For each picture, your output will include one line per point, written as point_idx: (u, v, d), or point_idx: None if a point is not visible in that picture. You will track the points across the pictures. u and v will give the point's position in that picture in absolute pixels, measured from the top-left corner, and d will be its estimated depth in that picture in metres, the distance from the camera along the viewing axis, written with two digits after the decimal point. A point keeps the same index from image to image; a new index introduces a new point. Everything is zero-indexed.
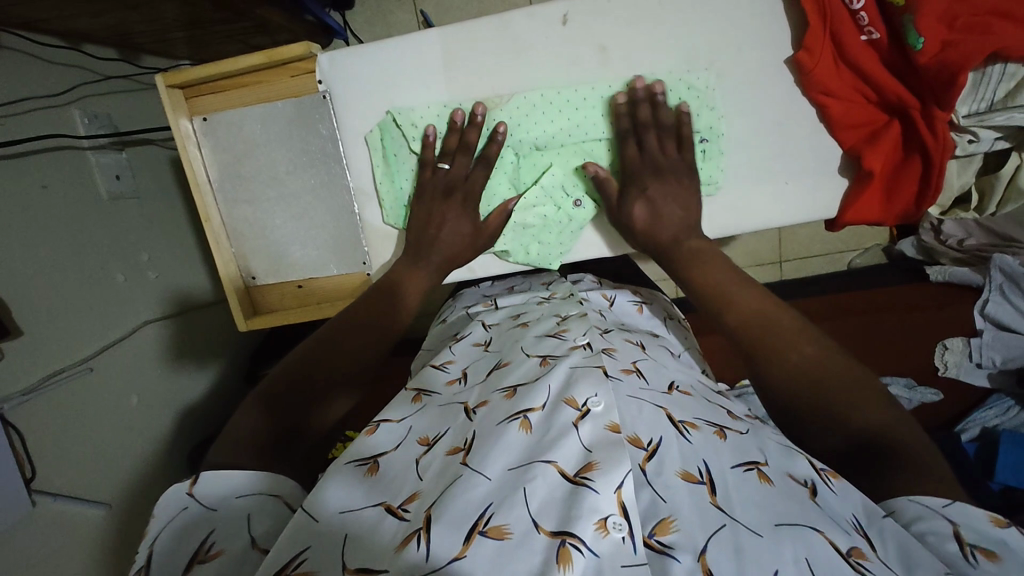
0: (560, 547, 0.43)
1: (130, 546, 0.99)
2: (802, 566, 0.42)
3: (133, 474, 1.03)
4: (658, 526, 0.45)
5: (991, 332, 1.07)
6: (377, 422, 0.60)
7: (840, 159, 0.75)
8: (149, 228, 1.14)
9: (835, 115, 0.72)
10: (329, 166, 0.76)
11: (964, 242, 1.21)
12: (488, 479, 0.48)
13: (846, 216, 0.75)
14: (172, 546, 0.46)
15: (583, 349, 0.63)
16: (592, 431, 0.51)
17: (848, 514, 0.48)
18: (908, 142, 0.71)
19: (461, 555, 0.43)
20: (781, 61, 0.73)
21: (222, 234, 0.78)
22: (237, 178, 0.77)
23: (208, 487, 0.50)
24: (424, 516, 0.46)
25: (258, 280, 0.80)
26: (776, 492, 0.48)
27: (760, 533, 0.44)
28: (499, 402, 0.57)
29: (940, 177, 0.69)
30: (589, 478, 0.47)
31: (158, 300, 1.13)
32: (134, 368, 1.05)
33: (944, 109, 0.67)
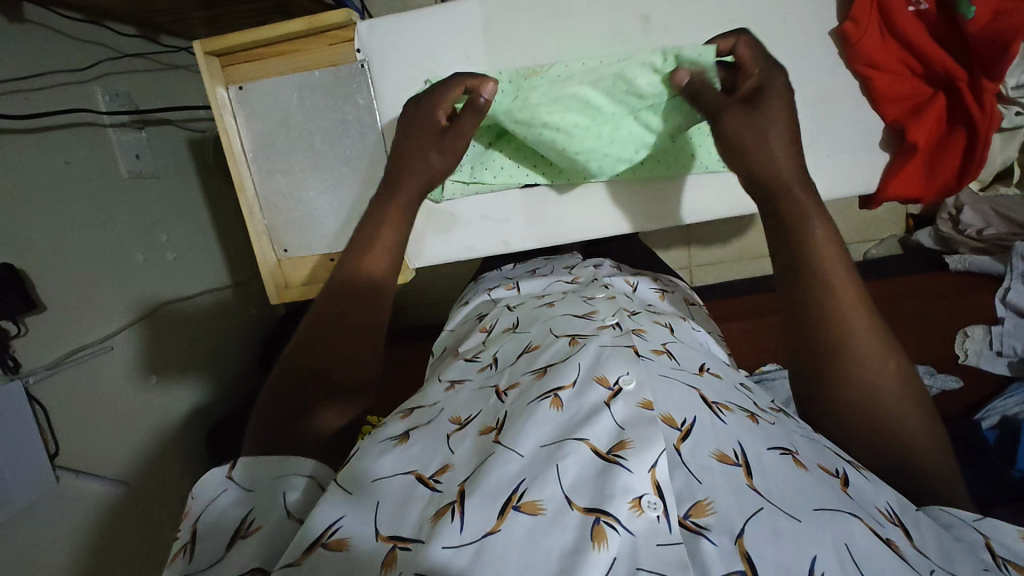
0: (594, 525, 0.42)
1: (148, 526, 0.98)
2: (841, 551, 0.42)
3: (151, 453, 1.02)
4: (693, 507, 0.44)
5: (1012, 320, 1.07)
6: (411, 410, 0.60)
7: (883, 133, 0.75)
8: (168, 208, 1.14)
9: (879, 86, 0.72)
10: (364, 137, 0.75)
11: (983, 231, 1.21)
12: (519, 456, 0.47)
13: (888, 189, 0.74)
14: (214, 524, 0.47)
15: (613, 328, 0.62)
16: (625, 409, 0.50)
17: (880, 502, 0.48)
18: (952, 116, 0.73)
19: (496, 530, 0.42)
20: (825, 33, 0.73)
21: (255, 206, 0.78)
22: (271, 148, 0.76)
23: (244, 471, 0.50)
24: (457, 490, 0.46)
25: (290, 253, 0.80)
26: (811, 477, 0.47)
27: (799, 517, 0.43)
28: (529, 383, 0.56)
29: (984, 151, 0.71)
30: (622, 457, 0.46)
31: (176, 281, 1.13)
32: (154, 347, 1.05)
33: (993, 79, 0.69)
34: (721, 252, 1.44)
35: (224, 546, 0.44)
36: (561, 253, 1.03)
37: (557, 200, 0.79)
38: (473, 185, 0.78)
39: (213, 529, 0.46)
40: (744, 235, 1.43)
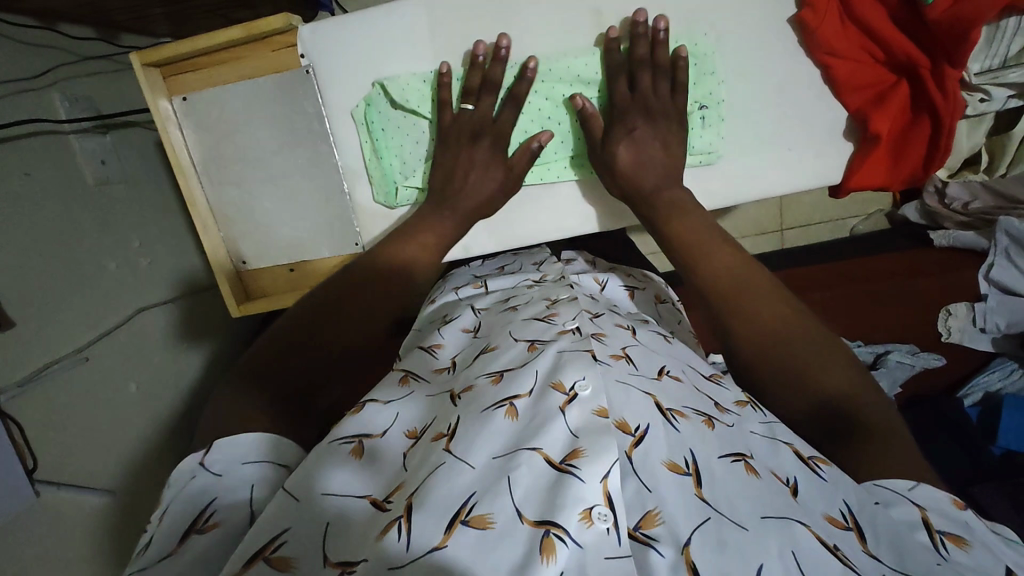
0: (543, 537, 0.41)
1: (134, 531, 0.99)
2: (787, 559, 0.42)
3: (136, 459, 1.03)
4: (642, 518, 0.43)
5: (996, 296, 1.05)
6: (364, 401, 0.57)
7: (845, 124, 0.74)
8: (138, 212, 1.12)
9: (840, 75, 0.70)
10: (317, 145, 0.74)
11: (969, 205, 1.18)
12: (471, 468, 0.45)
13: (851, 181, 0.74)
14: (176, 511, 0.44)
15: (572, 333, 0.60)
16: (580, 416, 0.48)
17: (836, 504, 0.47)
18: (915, 102, 0.71)
19: (443, 544, 0.41)
20: (784, 20, 0.71)
21: (209, 218, 0.76)
22: (220, 160, 0.75)
23: (219, 453, 0.48)
24: (405, 504, 0.44)
25: (249, 264, 0.79)
26: (763, 480, 0.47)
27: (745, 525, 0.43)
28: (484, 388, 0.54)
29: (948, 137, 0.70)
30: (574, 466, 0.44)
31: (151, 286, 1.12)
32: (131, 354, 1.05)
33: (954, 65, 0.67)
34: None
35: (179, 536, 0.43)
36: (530, 250, 1.02)
37: (515, 201, 0.78)
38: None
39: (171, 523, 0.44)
40: (728, 217, 1.42)
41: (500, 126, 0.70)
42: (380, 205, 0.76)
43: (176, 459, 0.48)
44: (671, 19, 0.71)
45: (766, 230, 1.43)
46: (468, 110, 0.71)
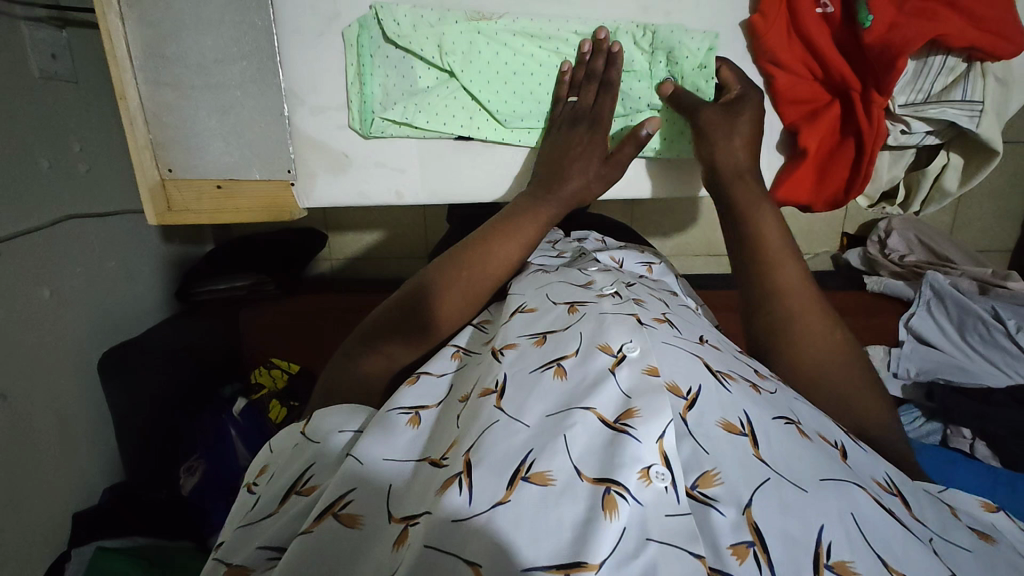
0: (605, 494, 0.43)
1: (22, 441, 0.94)
2: (847, 521, 0.44)
3: (37, 367, 0.98)
4: (701, 478, 0.47)
5: (912, 344, 1.09)
6: (417, 373, 0.61)
7: (780, 133, 0.79)
8: (84, 115, 1.07)
9: (779, 85, 0.75)
10: (262, 63, 0.68)
11: (905, 257, 1.29)
12: (527, 426, 0.48)
13: (781, 190, 0.78)
14: (274, 480, 0.52)
15: (612, 298, 0.67)
16: (629, 375, 0.53)
17: (880, 473, 0.52)
18: (845, 125, 0.75)
19: (505, 500, 0.42)
20: (736, 23, 0.75)
21: (138, 117, 0.67)
22: (156, 57, 0.65)
23: (315, 425, 0.55)
24: (463, 461, 0.46)
25: (175, 173, 0.70)
26: (812, 446, 0.51)
27: (805, 488, 0.46)
28: (529, 349, 0.59)
29: (869, 165, 0.73)
30: (630, 426, 0.48)
31: (82, 193, 1.07)
32: (49, 257, 1.00)
33: (881, 92, 0.70)
34: (660, 246, 1.46)
35: (282, 499, 0.50)
36: None
37: (471, 154, 0.77)
38: (406, 127, 0.73)
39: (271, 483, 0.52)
40: (683, 233, 1.45)
41: (599, 112, 0.73)
42: (353, 130, 0.73)
43: (279, 437, 0.57)
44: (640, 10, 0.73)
45: (717, 252, 1.47)
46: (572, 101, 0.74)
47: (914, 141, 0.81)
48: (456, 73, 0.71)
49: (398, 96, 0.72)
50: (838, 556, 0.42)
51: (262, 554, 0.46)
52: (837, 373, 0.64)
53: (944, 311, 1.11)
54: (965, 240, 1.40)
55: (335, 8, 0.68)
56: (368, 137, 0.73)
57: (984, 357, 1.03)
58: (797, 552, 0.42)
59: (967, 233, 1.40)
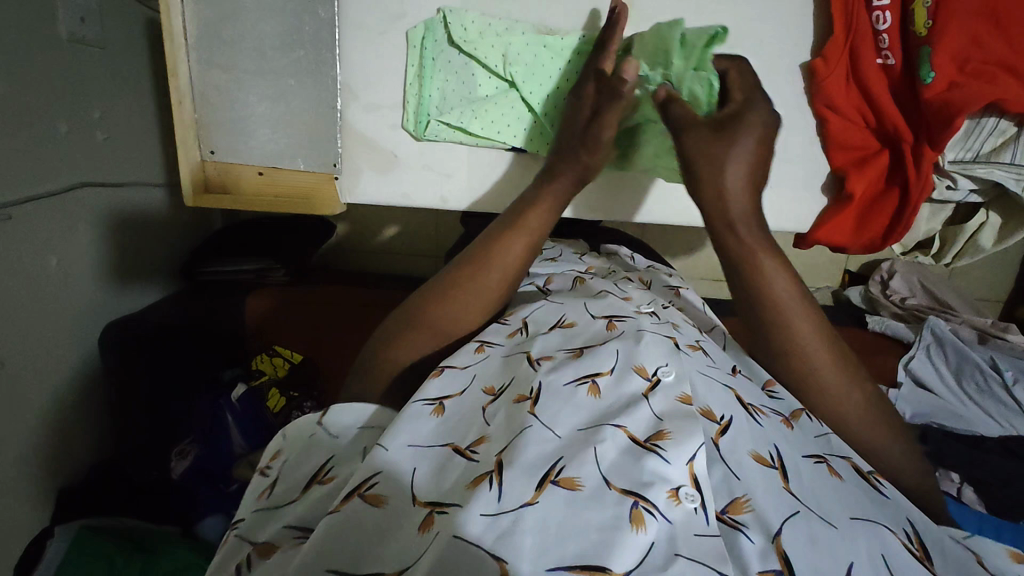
0: (633, 507, 0.43)
1: (15, 411, 0.91)
2: (877, 563, 0.45)
3: (37, 337, 0.95)
4: (731, 504, 0.47)
5: (910, 386, 1.10)
6: (441, 366, 0.60)
7: (827, 177, 0.81)
8: (107, 82, 1.05)
9: (833, 127, 0.77)
10: (320, 51, 0.72)
11: (906, 299, 1.32)
12: (557, 437, 0.48)
13: (817, 232, 0.81)
14: (292, 467, 0.54)
15: (651, 316, 0.67)
16: (662, 402, 0.52)
17: (901, 525, 0.50)
18: (892, 173, 0.78)
19: (533, 501, 0.43)
20: (797, 64, 0.78)
21: (187, 96, 0.72)
22: (216, 40, 0.70)
23: (334, 416, 0.57)
24: (495, 459, 0.47)
25: (216, 155, 0.75)
26: (841, 484, 0.53)
27: (835, 524, 0.47)
28: (565, 360, 0.57)
29: (909, 217, 0.77)
30: (660, 447, 0.47)
31: (98, 162, 1.05)
32: (60, 224, 0.97)
33: (935, 146, 0.74)
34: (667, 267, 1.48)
35: (303, 487, 0.52)
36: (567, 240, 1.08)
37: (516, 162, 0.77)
38: (457, 131, 0.75)
39: (292, 470, 0.54)
40: (693, 256, 1.47)
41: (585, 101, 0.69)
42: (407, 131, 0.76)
43: (294, 424, 0.58)
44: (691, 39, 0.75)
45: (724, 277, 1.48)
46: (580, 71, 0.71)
47: (957, 197, 0.85)
48: (511, 79, 0.73)
49: (456, 101, 0.74)
50: None
51: (288, 531, 0.48)
52: (856, 425, 0.62)
53: (942, 356, 1.14)
54: (962, 285, 1.44)
55: (402, 8, 0.72)
56: (420, 139, 0.76)
57: (977, 403, 1.06)
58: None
59: (965, 279, 1.43)
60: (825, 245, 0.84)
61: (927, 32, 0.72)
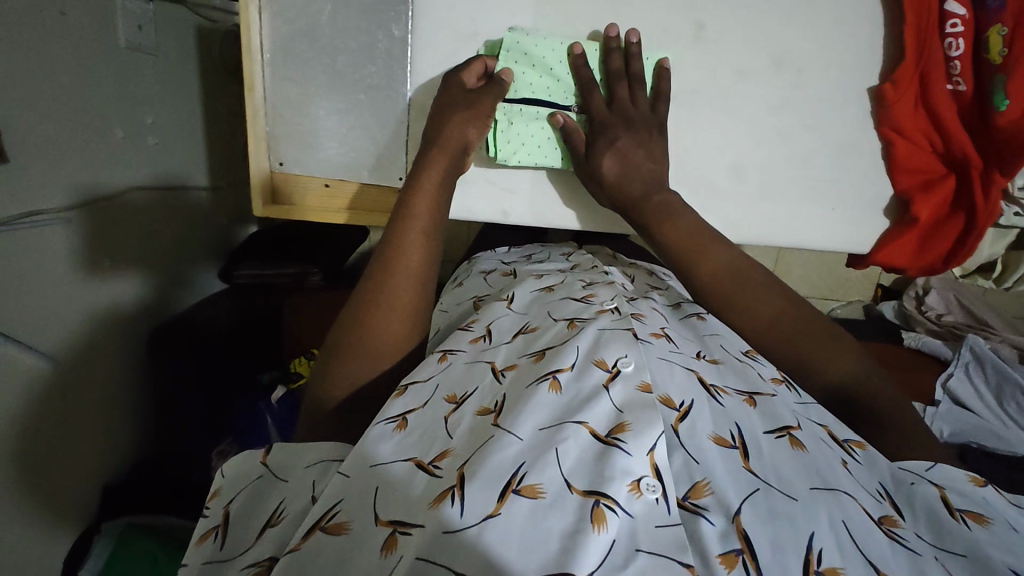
0: (594, 507, 0.45)
1: (72, 406, 0.94)
2: (837, 528, 0.49)
3: (93, 336, 0.98)
4: (692, 490, 0.49)
5: (949, 404, 1.08)
6: (405, 384, 0.61)
7: (889, 200, 0.85)
8: (160, 88, 1.08)
9: (899, 152, 0.81)
10: (392, 69, 0.76)
11: (943, 316, 1.31)
12: (519, 440, 0.50)
13: (879, 254, 0.85)
14: (242, 511, 0.55)
15: (611, 312, 0.68)
16: (622, 392, 0.55)
17: (874, 484, 0.57)
18: (957, 198, 0.81)
19: (496, 512, 0.44)
20: (865, 88, 0.81)
21: (260, 110, 0.76)
22: (293, 54, 0.75)
23: (279, 457, 0.59)
24: (457, 475, 0.48)
25: (285, 167, 0.79)
26: (804, 455, 0.55)
27: (796, 497, 0.50)
28: (527, 366, 0.60)
29: (976, 239, 0.79)
30: (621, 440, 0.50)
31: (151, 167, 1.08)
32: (121, 227, 1.01)
33: (1004, 174, 0.75)
34: None
35: (256, 533, 0.53)
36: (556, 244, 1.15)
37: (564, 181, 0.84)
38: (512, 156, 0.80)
39: (241, 517, 0.55)
40: None
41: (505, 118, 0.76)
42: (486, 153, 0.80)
43: (234, 466, 0.59)
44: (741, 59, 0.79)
45: None
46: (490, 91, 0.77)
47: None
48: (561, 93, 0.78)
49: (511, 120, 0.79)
50: (828, 563, 0.46)
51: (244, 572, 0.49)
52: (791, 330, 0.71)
53: (982, 375, 1.13)
54: (995, 303, 1.43)
55: (474, 27, 0.76)
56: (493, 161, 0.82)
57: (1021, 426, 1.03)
58: (785, 555, 0.45)
59: (1002, 298, 1.42)
60: (882, 267, 0.87)
61: (1001, 61, 0.73)
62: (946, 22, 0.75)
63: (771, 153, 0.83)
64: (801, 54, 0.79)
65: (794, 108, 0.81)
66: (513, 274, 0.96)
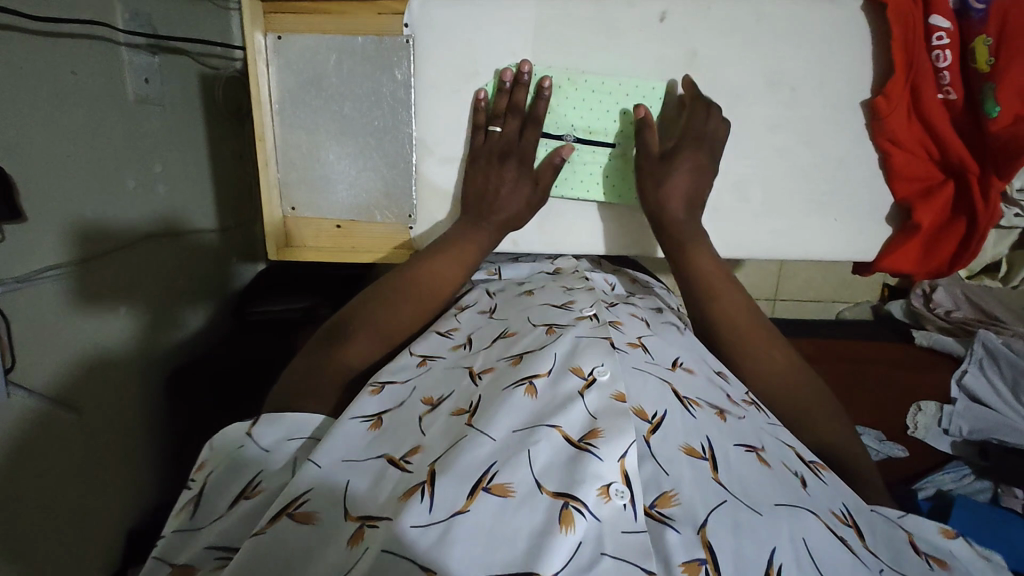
0: (563, 508, 0.45)
1: (95, 453, 0.96)
2: (797, 544, 0.48)
3: (114, 381, 1.00)
4: (659, 497, 0.49)
5: (965, 402, 1.09)
6: (380, 384, 0.62)
7: (890, 208, 0.87)
8: (168, 138, 1.10)
9: (896, 159, 0.82)
10: (397, 112, 0.79)
11: (951, 313, 1.32)
12: (492, 440, 0.49)
13: (883, 262, 0.87)
14: (220, 484, 0.55)
15: (590, 320, 0.67)
16: (598, 401, 0.54)
17: (838, 504, 0.56)
18: (957, 204, 0.82)
19: (465, 509, 0.45)
20: (858, 102, 0.82)
21: (272, 157, 0.80)
22: (300, 103, 0.79)
23: (261, 431, 0.57)
24: (428, 470, 0.48)
25: (297, 212, 0.83)
26: (768, 473, 0.55)
27: (760, 511, 0.50)
28: (505, 368, 0.60)
29: (979, 242, 0.80)
30: (593, 445, 0.49)
31: (162, 214, 1.10)
32: (133, 275, 1.03)
33: (1001, 177, 0.77)
34: None
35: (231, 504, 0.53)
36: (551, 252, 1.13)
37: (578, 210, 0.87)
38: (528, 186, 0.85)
39: (220, 487, 0.55)
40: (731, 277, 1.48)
41: (525, 151, 0.79)
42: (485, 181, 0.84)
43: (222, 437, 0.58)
44: (733, 82, 0.81)
45: (760, 296, 1.48)
46: (496, 132, 0.79)
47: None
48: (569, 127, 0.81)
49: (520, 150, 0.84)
50: None
51: (209, 555, 0.49)
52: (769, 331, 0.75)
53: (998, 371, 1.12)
54: None
55: (475, 68, 0.79)
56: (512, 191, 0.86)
57: None
58: (745, 565, 0.45)
59: None
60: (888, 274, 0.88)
61: (989, 70, 0.75)
62: (931, 36, 0.77)
63: (766, 168, 0.85)
64: (795, 72, 0.81)
65: (790, 124, 0.83)
66: (498, 274, 0.93)
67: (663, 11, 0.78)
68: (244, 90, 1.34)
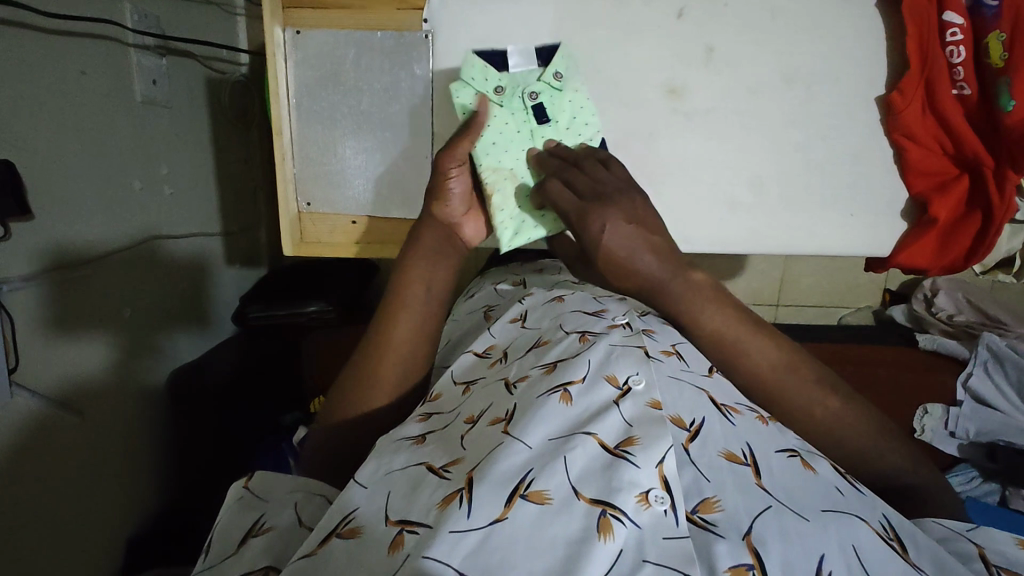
0: (601, 517, 0.43)
1: (98, 455, 0.94)
2: (848, 552, 0.45)
3: (119, 381, 0.99)
4: (701, 503, 0.47)
5: (971, 404, 1.08)
6: (426, 412, 0.63)
7: (906, 202, 0.87)
8: (174, 139, 1.10)
9: (912, 155, 0.83)
10: (415, 104, 0.79)
11: (953, 316, 1.32)
12: (527, 447, 0.48)
13: (902, 253, 0.86)
14: (222, 531, 0.55)
15: (622, 328, 0.66)
16: (633, 408, 0.53)
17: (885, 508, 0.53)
18: (971, 198, 0.83)
19: (503, 516, 0.43)
20: (874, 97, 0.83)
21: (288, 152, 0.81)
22: (318, 98, 0.79)
23: (258, 482, 0.60)
24: (465, 477, 0.48)
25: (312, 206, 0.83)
26: (814, 477, 0.53)
27: (806, 516, 0.47)
28: (539, 377, 0.58)
29: (994, 237, 0.81)
30: (629, 452, 0.48)
31: (167, 215, 1.09)
32: (139, 275, 1.02)
33: (1016, 169, 0.78)
34: None
35: (237, 543, 0.53)
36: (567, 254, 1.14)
37: None
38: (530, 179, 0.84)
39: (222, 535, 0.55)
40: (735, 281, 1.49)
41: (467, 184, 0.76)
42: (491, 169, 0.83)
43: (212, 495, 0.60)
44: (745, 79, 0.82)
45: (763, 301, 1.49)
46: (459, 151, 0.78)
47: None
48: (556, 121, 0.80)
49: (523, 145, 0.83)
50: None
51: None
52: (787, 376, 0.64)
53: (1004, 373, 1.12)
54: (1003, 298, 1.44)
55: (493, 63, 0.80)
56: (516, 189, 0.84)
57: None
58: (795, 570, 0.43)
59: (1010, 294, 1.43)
60: (902, 268, 0.88)
61: (1003, 64, 0.77)
62: (945, 32, 0.79)
63: (777, 166, 0.86)
64: (808, 69, 0.82)
65: (801, 122, 0.84)
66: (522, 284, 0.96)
67: (680, 8, 0.79)
68: (251, 93, 1.34)
